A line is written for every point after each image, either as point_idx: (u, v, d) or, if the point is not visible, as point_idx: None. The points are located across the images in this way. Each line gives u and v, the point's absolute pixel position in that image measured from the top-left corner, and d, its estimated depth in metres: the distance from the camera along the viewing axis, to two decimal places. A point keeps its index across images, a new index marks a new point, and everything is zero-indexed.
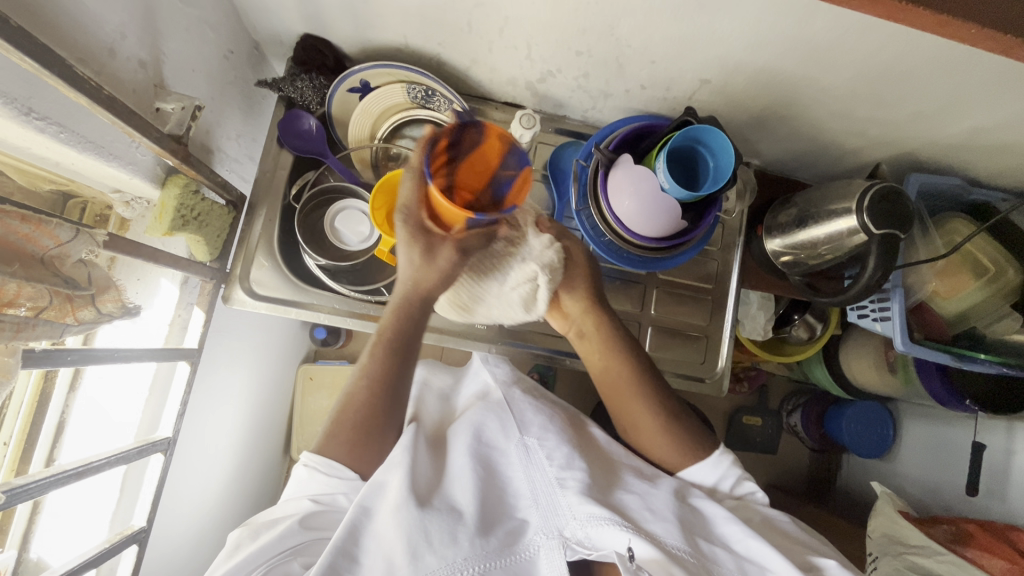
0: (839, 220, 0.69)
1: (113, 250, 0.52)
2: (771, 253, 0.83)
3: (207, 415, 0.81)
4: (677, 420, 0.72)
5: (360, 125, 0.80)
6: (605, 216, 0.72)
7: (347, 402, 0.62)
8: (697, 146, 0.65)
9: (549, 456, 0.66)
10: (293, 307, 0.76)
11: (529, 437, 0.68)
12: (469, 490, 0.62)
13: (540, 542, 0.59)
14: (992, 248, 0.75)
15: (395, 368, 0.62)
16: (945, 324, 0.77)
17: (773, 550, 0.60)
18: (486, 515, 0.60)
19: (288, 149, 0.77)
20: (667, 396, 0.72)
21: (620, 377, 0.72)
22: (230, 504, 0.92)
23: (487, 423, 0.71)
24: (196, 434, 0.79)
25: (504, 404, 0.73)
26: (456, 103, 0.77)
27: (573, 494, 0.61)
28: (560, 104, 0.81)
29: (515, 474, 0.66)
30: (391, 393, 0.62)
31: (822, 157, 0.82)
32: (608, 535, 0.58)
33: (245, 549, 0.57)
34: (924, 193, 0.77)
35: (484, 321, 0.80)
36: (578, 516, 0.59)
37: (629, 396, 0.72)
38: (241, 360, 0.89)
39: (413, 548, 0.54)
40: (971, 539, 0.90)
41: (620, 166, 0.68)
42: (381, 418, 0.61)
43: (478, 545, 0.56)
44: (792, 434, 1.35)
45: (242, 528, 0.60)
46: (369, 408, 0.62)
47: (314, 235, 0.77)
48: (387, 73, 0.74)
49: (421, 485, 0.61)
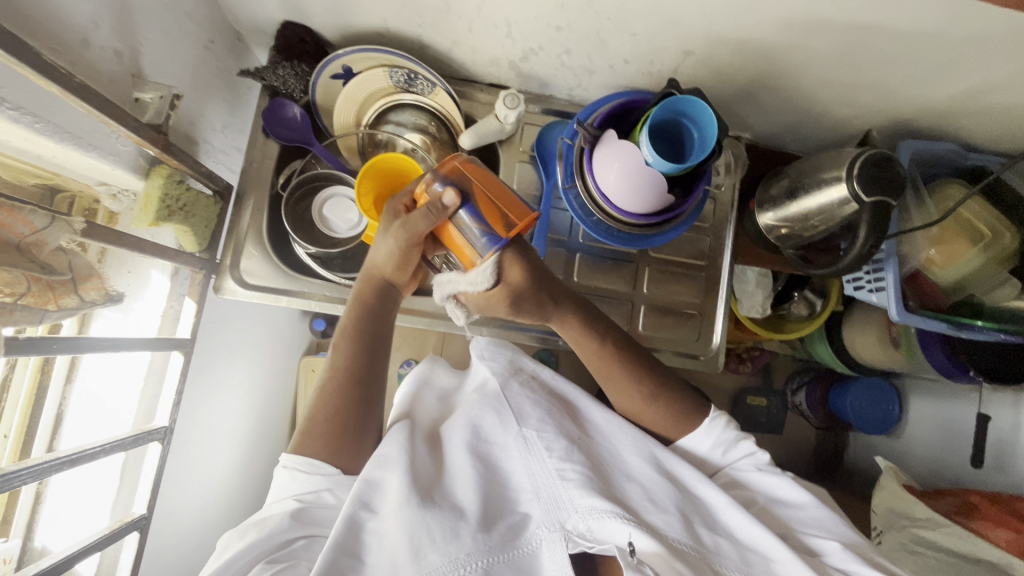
0: (831, 189, 0.69)
1: (95, 239, 0.52)
2: (765, 227, 0.82)
3: (202, 404, 0.82)
4: (674, 392, 0.72)
5: (346, 112, 0.80)
6: (592, 195, 0.72)
7: (319, 399, 0.67)
8: (681, 118, 0.65)
9: (549, 448, 0.65)
10: (284, 295, 0.76)
11: (528, 429, 0.67)
12: (471, 488, 0.62)
13: (543, 536, 0.58)
14: (988, 214, 0.73)
15: (364, 348, 0.69)
16: (940, 293, 0.75)
17: (773, 537, 0.60)
18: (488, 512, 0.60)
19: (274, 138, 0.77)
20: (649, 364, 0.73)
21: (607, 356, 0.72)
22: (229, 493, 0.93)
23: (484, 418, 0.69)
24: (192, 423, 0.80)
25: (500, 397, 0.71)
26: (439, 85, 0.76)
27: (574, 487, 0.61)
28: (545, 84, 0.80)
29: (515, 467, 0.66)
30: (363, 371, 0.68)
31: (814, 127, 0.80)
32: (609, 529, 0.57)
33: (232, 548, 0.57)
34: (918, 160, 0.75)
35: None
36: (579, 509, 0.59)
37: (619, 371, 0.72)
38: (233, 353, 0.89)
39: (416, 546, 0.54)
40: (976, 510, 0.90)
41: (604, 142, 0.68)
42: (354, 399, 0.66)
43: (480, 541, 0.56)
44: (798, 413, 1.33)
45: (233, 529, 0.60)
46: (347, 393, 0.66)
47: (301, 224, 0.78)
48: (368, 58, 0.74)
49: (424, 483, 0.62)
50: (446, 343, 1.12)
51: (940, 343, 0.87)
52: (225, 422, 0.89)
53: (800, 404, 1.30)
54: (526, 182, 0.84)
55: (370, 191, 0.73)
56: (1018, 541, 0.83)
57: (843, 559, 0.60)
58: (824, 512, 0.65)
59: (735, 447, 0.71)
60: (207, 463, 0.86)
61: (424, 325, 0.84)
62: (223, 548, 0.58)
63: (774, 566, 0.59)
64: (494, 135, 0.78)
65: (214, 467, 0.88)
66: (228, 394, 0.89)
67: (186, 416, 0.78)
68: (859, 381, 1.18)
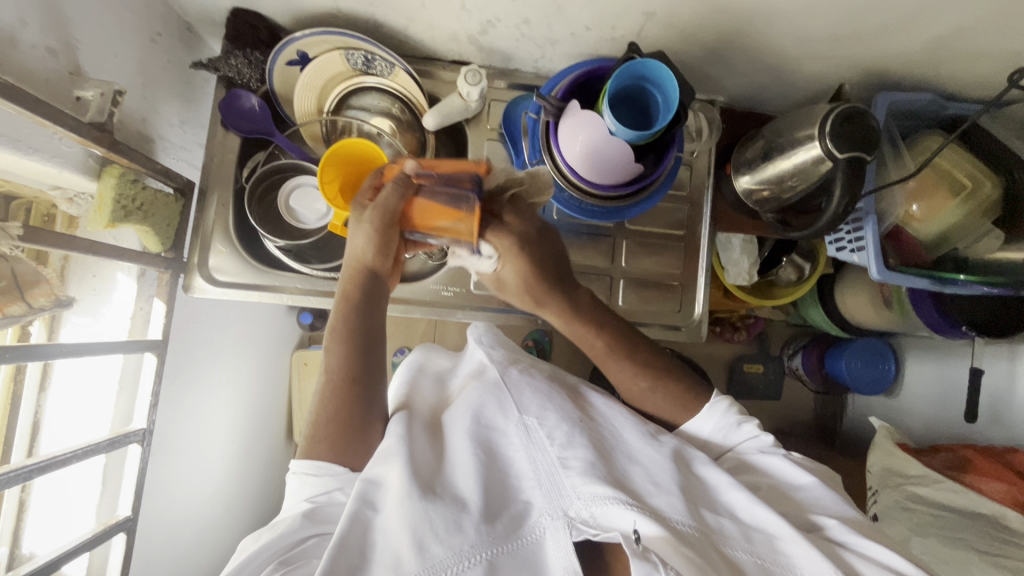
0: (804, 150, 0.68)
1: (33, 243, 0.51)
2: (742, 191, 0.80)
3: (185, 401, 0.82)
4: (675, 382, 0.74)
5: (305, 99, 0.78)
6: (560, 169, 0.71)
7: (318, 405, 0.66)
8: (644, 84, 0.63)
9: (550, 436, 0.64)
10: (256, 290, 0.75)
11: (528, 417, 0.67)
12: (471, 476, 0.62)
13: (546, 524, 0.57)
14: (968, 163, 0.71)
15: (355, 343, 0.68)
16: (923, 250, 0.73)
17: (774, 515, 0.59)
18: (490, 503, 0.59)
19: (233, 130, 0.75)
20: (648, 354, 0.75)
21: (603, 346, 0.75)
22: (225, 488, 0.94)
23: (486, 404, 0.70)
24: (175, 422, 0.80)
25: (501, 385, 0.72)
26: (398, 65, 0.74)
27: (575, 475, 0.60)
28: (508, 57, 0.77)
29: (518, 455, 0.65)
30: (358, 368, 0.67)
31: (788, 85, 0.77)
32: (613, 516, 0.56)
33: (248, 552, 0.58)
34: (894, 113, 0.73)
35: (449, 289, 0.84)
36: (582, 496, 0.58)
37: (615, 364, 0.74)
38: (217, 350, 0.89)
39: (417, 539, 0.54)
40: (969, 465, 0.91)
41: (568, 113, 0.66)
42: (350, 399, 0.66)
43: (483, 532, 0.56)
44: (796, 378, 1.33)
45: (251, 534, 0.61)
46: (345, 394, 0.66)
47: (268, 217, 0.76)
48: (323, 41, 0.72)
49: (425, 475, 0.61)
50: (438, 330, 1.11)
51: (931, 299, 0.86)
52: (214, 420, 0.90)
53: (795, 368, 1.30)
54: (495, 160, 0.81)
55: (334, 180, 0.72)
56: (1010, 491, 0.85)
57: (843, 532, 0.60)
58: (825, 491, 0.66)
59: (737, 430, 0.71)
60: (201, 461, 0.87)
61: (399, 313, 0.83)
62: (239, 552, 0.59)
63: (779, 544, 0.59)
64: (459, 114, 0.76)
65: (209, 463, 0.89)
66: (215, 394, 0.89)
67: (168, 418, 0.78)
68: (854, 343, 1.17)
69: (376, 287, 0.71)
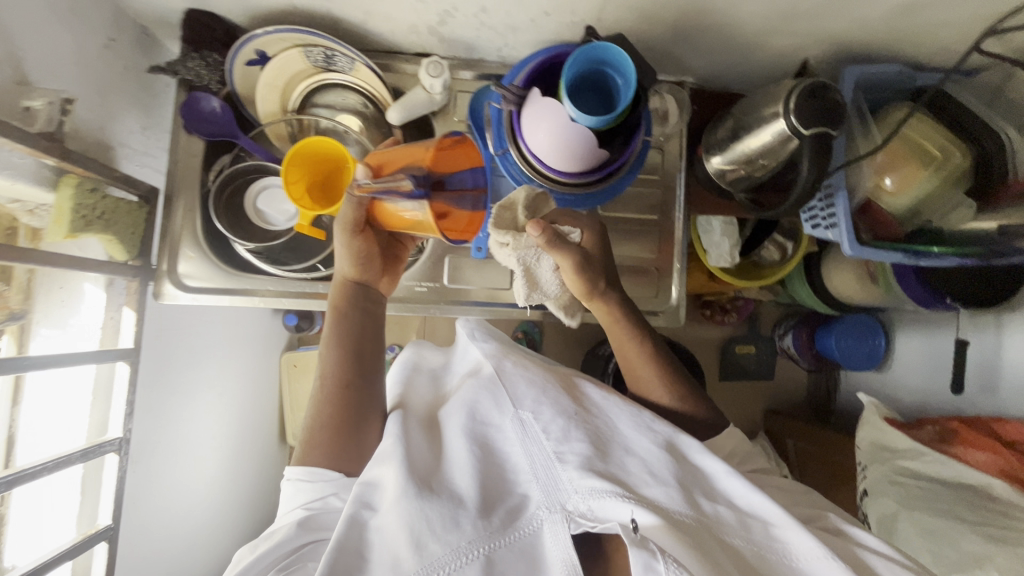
0: (770, 126, 0.67)
1: None
2: (714, 172, 0.80)
3: (173, 410, 0.81)
4: (684, 382, 0.76)
5: (268, 99, 0.77)
6: (526, 157, 0.70)
7: (315, 410, 0.68)
8: (603, 67, 0.62)
9: (546, 431, 0.63)
10: (226, 294, 0.75)
11: (524, 411, 0.66)
12: (467, 473, 0.60)
13: (544, 516, 0.56)
14: (939, 134, 0.70)
15: (348, 351, 0.70)
16: (896, 223, 0.73)
17: (770, 502, 0.59)
18: (487, 496, 0.58)
19: (195, 134, 0.74)
20: (675, 365, 0.76)
21: (636, 354, 0.74)
22: (221, 491, 0.95)
23: (481, 401, 0.69)
24: (162, 430, 0.79)
25: (497, 380, 0.71)
26: (359, 60, 0.73)
27: (573, 468, 0.59)
28: (471, 47, 0.76)
29: (514, 450, 0.64)
30: (353, 375, 0.69)
31: (757, 62, 0.76)
32: (610, 508, 0.55)
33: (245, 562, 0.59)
34: (863, 86, 0.72)
35: (422, 283, 0.82)
36: (579, 490, 0.57)
37: (649, 372, 0.74)
38: (201, 358, 0.87)
39: (416, 537, 0.53)
40: (957, 436, 0.91)
41: (529, 101, 0.66)
42: (347, 404, 0.68)
43: (480, 527, 0.54)
44: (788, 357, 1.35)
45: (247, 545, 0.61)
46: (341, 400, 0.68)
47: (234, 221, 0.75)
48: (281, 39, 0.71)
49: (421, 474, 0.60)
50: (426, 325, 1.12)
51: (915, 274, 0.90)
52: (206, 427, 0.90)
53: (787, 347, 1.31)
54: None
55: (298, 180, 0.70)
56: (996, 461, 0.85)
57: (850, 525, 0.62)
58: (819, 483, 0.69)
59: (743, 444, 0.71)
60: (192, 469, 0.87)
61: None
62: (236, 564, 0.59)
63: (773, 530, 0.59)
64: (423, 108, 0.76)
65: (201, 470, 0.89)
66: (203, 402, 0.89)
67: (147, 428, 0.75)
68: (844, 321, 1.17)
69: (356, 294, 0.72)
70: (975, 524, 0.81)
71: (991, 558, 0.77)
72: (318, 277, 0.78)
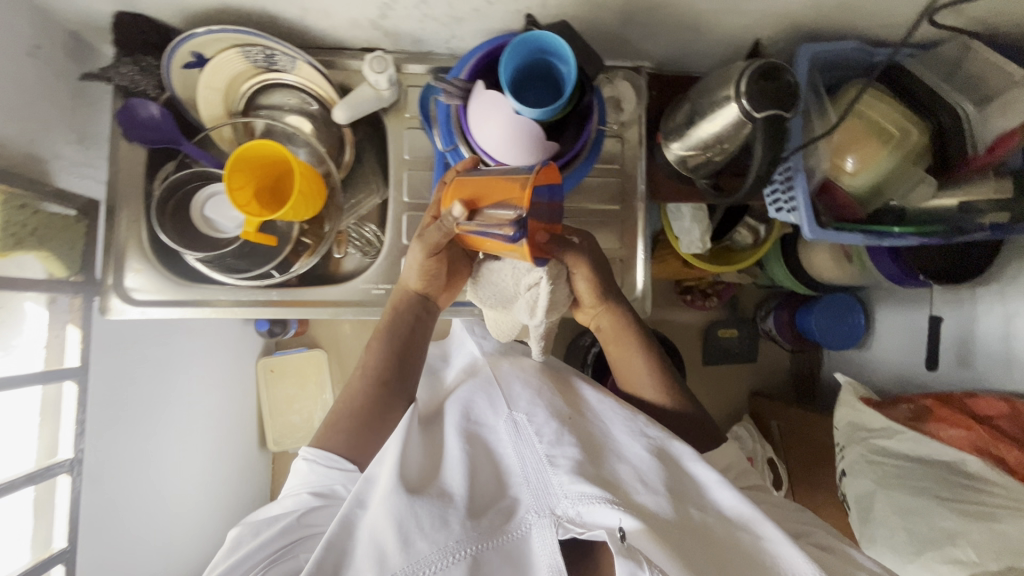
0: (722, 112, 0.66)
1: None
2: (675, 159, 0.78)
3: (142, 425, 0.78)
4: (675, 380, 0.76)
5: (212, 103, 0.75)
6: (476, 153, 0.68)
7: (346, 396, 0.67)
8: (547, 57, 0.60)
9: (539, 433, 0.63)
10: (177, 307, 0.73)
11: (518, 413, 0.66)
12: (460, 474, 0.60)
13: (532, 520, 0.55)
14: (897, 112, 0.68)
15: (394, 350, 0.69)
16: (857, 204, 0.71)
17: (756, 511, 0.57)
18: (476, 498, 0.58)
19: (136, 141, 0.72)
20: (675, 382, 0.76)
21: (638, 363, 0.75)
22: (207, 500, 0.94)
23: (476, 401, 0.70)
24: (132, 446, 0.76)
25: (492, 381, 0.73)
26: (300, 58, 0.71)
27: (563, 473, 0.57)
28: (417, 39, 0.74)
29: (506, 451, 0.64)
30: (395, 373, 0.69)
31: (712, 44, 0.75)
32: (599, 514, 0.53)
33: (246, 546, 0.58)
34: (819, 65, 0.70)
35: (380, 286, 0.77)
36: (569, 495, 0.56)
37: (643, 379, 0.75)
38: (171, 368, 0.85)
39: (404, 535, 0.52)
40: (930, 413, 0.90)
41: (474, 95, 0.64)
42: (383, 399, 0.67)
43: (469, 528, 0.54)
44: (771, 339, 1.34)
45: (243, 525, 0.60)
46: (377, 394, 0.67)
47: (182, 230, 0.73)
48: (217, 40, 0.68)
49: (415, 482, 0.59)
50: None
51: (890, 254, 0.88)
52: (182, 437, 0.88)
53: (770, 329, 1.31)
54: (418, 149, 0.79)
55: (247, 184, 0.69)
56: (969, 437, 0.84)
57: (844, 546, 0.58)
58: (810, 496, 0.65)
59: None
60: (174, 481, 0.86)
61: (329, 316, 0.77)
62: (234, 545, 0.59)
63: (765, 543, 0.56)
64: (370, 105, 0.74)
65: (181, 485, 0.87)
66: (182, 415, 0.87)
67: (97, 446, 0.70)
68: (824, 300, 1.16)
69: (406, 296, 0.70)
70: (950, 500, 0.80)
71: (965, 534, 0.77)
72: (272, 285, 0.76)
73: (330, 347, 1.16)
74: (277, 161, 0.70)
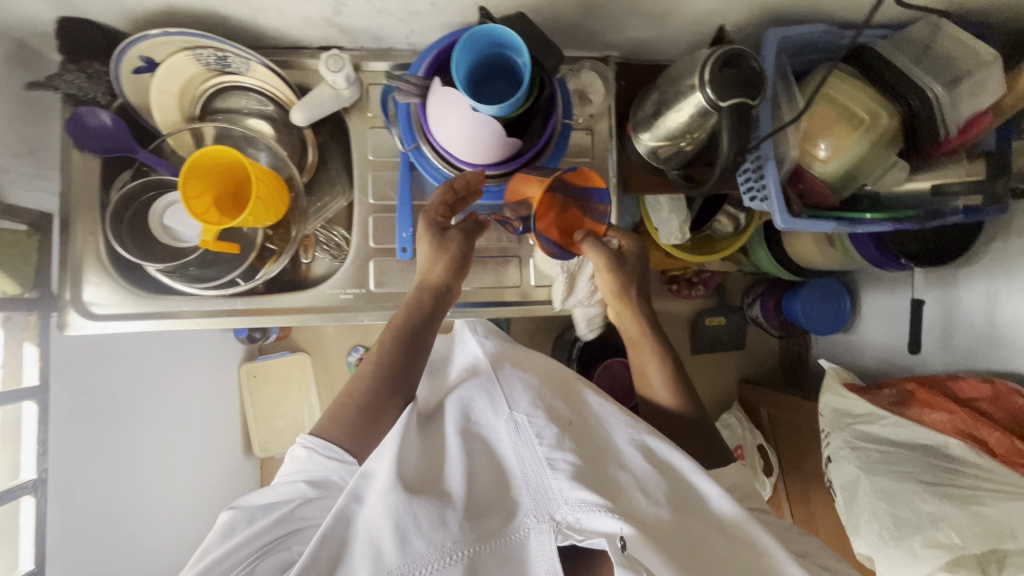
0: (688, 101, 0.64)
1: None
2: (645, 151, 0.76)
3: (113, 440, 0.76)
4: (684, 381, 0.74)
5: (167, 108, 0.73)
6: (438, 151, 0.66)
7: (350, 389, 0.64)
8: (503, 50, 0.59)
9: (539, 435, 0.58)
10: (137, 321, 0.71)
11: (519, 413, 0.62)
12: (459, 475, 0.56)
13: (530, 524, 0.51)
14: (866, 96, 0.67)
15: (406, 351, 0.66)
16: (830, 191, 0.70)
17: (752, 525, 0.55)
18: (474, 501, 0.54)
19: (89, 152, 0.69)
20: (688, 389, 0.74)
21: (651, 365, 0.74)
22: (196, 512, 0.92)
23: (475, 399, 0.66)
24: (102, 463, 0.74)
25: (493, 379, 0.68)
26: (253, 60, 0.69)
27: (563, 476, 0.53)
28: (376, 36, 0.72)
29: (506, 451, 0.59)
30: (404, 371, 0.65)
31: (679, 31, 0.73)
32: (600, 521, 0.50)
33: (239, 534, 0.55)
34: (787, 49, 0.69)
35: (348, 291, 0.76)
36: (569, 501, 0.52)
37: (654, 382, 0.74)
38: (142, 380, 0.83)
39: (400, 533, 0.48)
40: (912, 398, 0.87)
41: (431, 91, 0.62)
42: (388, 395, 0.64)
43: (466, 530, 0.50)
44: (757, 325, 1.33)
45: (235, 510, 0.57)
46: (383, 390, 0.64)
47: (141, 240, 0.72)
48: (165, 44, 0.66)
49: (415, 477, 0.55)
50: None
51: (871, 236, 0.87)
52: (160, 449, 0.85)
53: (756, 316, 1.30)
54: (382, 149, 0.77)
55: (205, 192, 0.67)
56: (952, 421, 0.81)
57: None
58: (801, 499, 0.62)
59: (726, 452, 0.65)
60: (157, 492, 0.84)
61: (296, 323, 0.75)
62: (227, 531, 0.56)
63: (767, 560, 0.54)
64: (330, 105, 0.72)
65: (162, 496, 0.85)
66: (158, 427, 0.85)
67: (67, 465, 0.69)
68: (808, 285, 1.15)
69: (423, 293, 0.68)
70: (931, 484, 0.78)
71: (948, 517, 0.75)
72: (236, 293, 0.75)
73: (313, 350, 1.14)
74: (235, 167, 0.69)
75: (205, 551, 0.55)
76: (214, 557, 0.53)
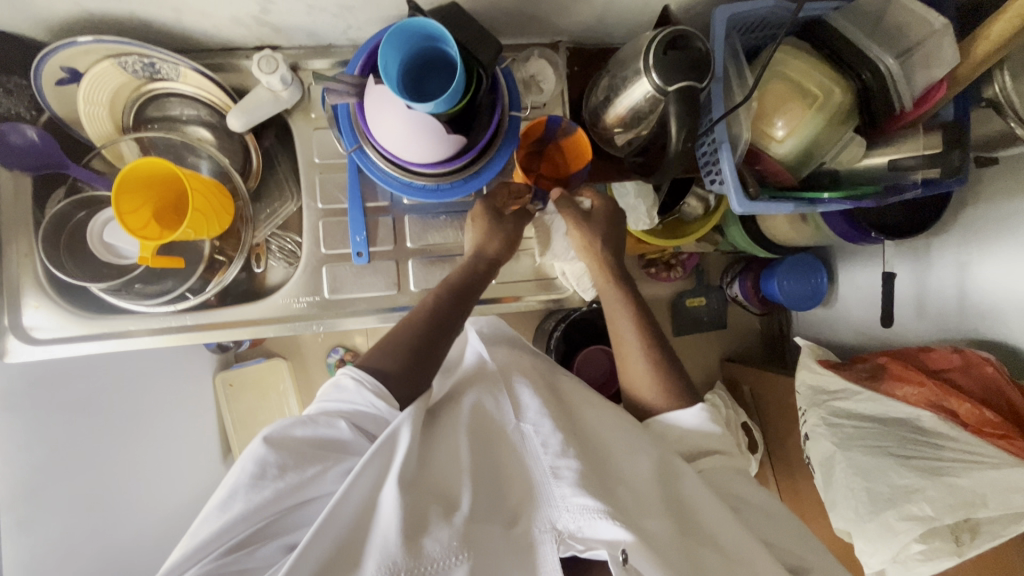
0: (639, 87, 0.62)
1: None
2: (601, 137, 0.74)
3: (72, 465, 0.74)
4: (673, 374, 0.68)
5: (99, 120, 0.70)
6: (381, 151, 0.64)
7: (398, 328, 0.65)
8: (437, 43, 0.56)
9: (545, 444, 0.57)
10: (83, 342, 0.69)
11: (526, 424, 0.59)
12: (465, 479, 0.54)
13: (536, 534, 0.51)
14: (818, 71, 0.65)
15: (455, 304, 0.67)
16: (788, 171, 0.69)
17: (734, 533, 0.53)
18: (480, 507, 0.52)
19: (19, 168, 0.66)
20: (678, 382, 0.67)
21: (637, 347, 0.70)
22: None
23: (483, 402, 0.63)
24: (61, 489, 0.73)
25: (501, 381, 0.65)
26: (183, 64, 0.67)
27: (567, 485, 0.53)
28: (312, 33, 0.69)
29: (512, 457, 0.58)
30: (448, 322, 0.66)
31: (629, 12, 0.70)
32: (604, 530, 0.51)
33: (274, 479, 0.50)
34: (736, 26, 0.67)
35: (301, 299, 0.74)
36: (570, 508, 0.52)
37: (639, 365, 0.69)
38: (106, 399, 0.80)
39: (410, 532, 0.47)
40: (884, 371, 0.85)
41: (369, 91, 0.59)
42: (435, 342, 0.64)
43: (472, 533, 0.49)
44: (738, 304, 1.30)
45: (271, 444, 0.52)
46: (430, 334, 0.64)
47: (80, 258, 0.69)
48: (87, 53, 0.63)
49: (421, 478, 0.53)
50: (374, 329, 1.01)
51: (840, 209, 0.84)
52: None
53: (735, 295, 1.27)
54: (328, 150, 0.74)
55: (142, 206, 0.65)
56: (923, 394, 0.79)
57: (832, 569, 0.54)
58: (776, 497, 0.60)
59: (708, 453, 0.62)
60: None
61: (251, 335, 0.74)
62: (259, 472, 0.50)
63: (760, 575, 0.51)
64: (268, 108, 0.69)
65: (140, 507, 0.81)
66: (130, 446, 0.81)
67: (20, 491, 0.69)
68: (785, 262, 1.11)
69: (477, 261, 0.71)
70: (905, 457, 0.77)
71: (921, 490, 0.74)
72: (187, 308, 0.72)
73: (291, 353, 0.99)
74: (171, 177, 0.66)
75: (231, 491, 0.50)
76: (246, 505, 0.48)
